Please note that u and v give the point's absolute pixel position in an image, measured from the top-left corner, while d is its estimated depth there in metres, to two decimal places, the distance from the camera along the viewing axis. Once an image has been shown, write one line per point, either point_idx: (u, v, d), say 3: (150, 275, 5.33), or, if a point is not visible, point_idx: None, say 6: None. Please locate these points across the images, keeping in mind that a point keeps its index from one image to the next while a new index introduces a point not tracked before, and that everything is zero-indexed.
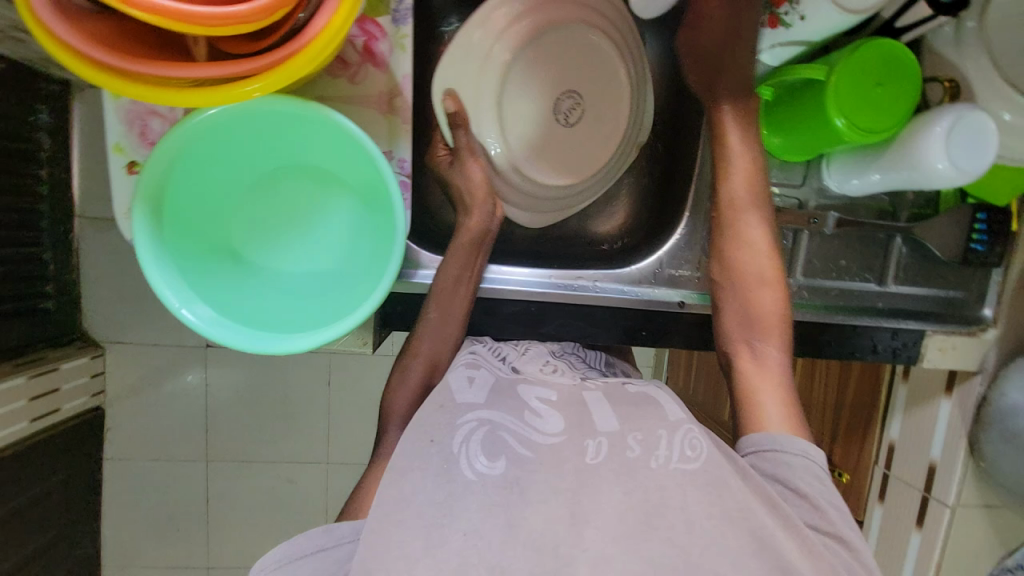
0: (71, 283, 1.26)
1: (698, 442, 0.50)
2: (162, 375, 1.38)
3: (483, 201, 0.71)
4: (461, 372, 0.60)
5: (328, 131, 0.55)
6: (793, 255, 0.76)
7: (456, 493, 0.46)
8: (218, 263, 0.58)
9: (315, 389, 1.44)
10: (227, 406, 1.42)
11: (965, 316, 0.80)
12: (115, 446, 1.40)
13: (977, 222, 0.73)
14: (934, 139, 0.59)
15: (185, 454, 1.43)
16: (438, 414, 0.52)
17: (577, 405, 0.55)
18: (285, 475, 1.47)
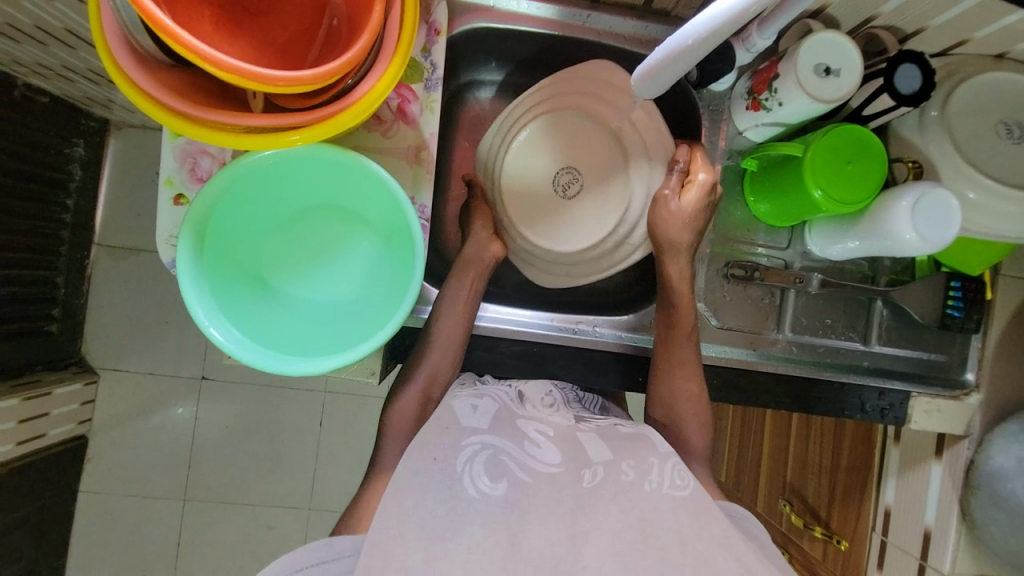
0: (78, 307, 1.32)
1: (685, 472, 0.55)
2: (154, 406, 1.38)
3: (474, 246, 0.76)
4: (465, 399, 0.62)
5: (362, 176, 0.61)
6: (781, 311, 0.81)
7: (459, 510, 0.49)
8: (249, 290, 0.62)
9: (307, 427, 1.43)
10: (216, 441, 1.41)
11: (947, 380, 0.84)
12: (92, 479, 1.37)
13: (952, 290, 0.78)
14: (899, 213, 0.65)
15: (163, 491, 1.39)
16: (442, 435, 0.55)
17: (573, 441, 0.58)
18: (266, 518, 1.42)
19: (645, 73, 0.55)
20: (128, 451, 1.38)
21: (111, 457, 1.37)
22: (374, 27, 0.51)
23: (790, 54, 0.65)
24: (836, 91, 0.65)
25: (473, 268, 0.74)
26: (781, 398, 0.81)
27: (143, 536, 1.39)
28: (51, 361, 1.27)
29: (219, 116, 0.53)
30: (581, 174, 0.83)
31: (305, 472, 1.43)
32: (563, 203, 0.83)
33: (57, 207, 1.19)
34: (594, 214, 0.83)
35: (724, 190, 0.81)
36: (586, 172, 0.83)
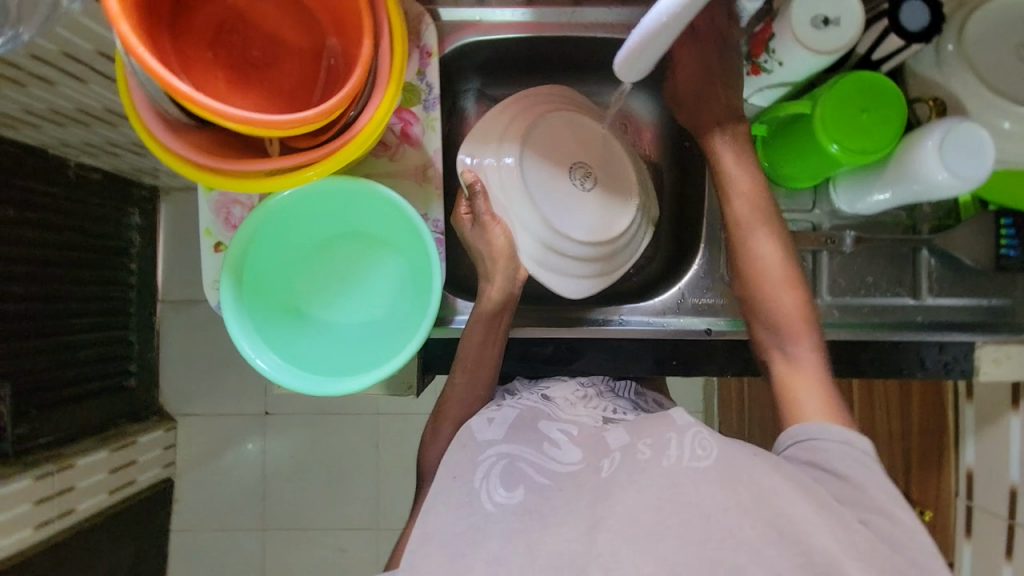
0: (151, 361, 1.45)
1: (707, 441, 0.50)
2: (227, 443, 1.48)
3: (503, 265, 0.72)
4: (484, 414, 0.66)
5: (375, 200, 0.65)
6: (816, 275, 0.77)
7: (477, 524, 0.52)
8: (288, 321, 0.67)
9: (364, 449, 1.49)
10: (283, 471, 1.49)
11: (1016, 325, 0.77)
12: (180, 516, 1.48)
13: (1004, 227, 0.73)
14: (926, 157, 0.62)
15: (243, 522, 1.49)
16: (460, 453, 0.60)
17: (597, 434, 0.59)
18: (337, 541, 1.49)
19: (627, 57, 0.54)
20: (208, 489, 1.49)
21: (194, 495, 1.48)
22: (365, 59, 0.54)
23: (783, 12, 0.63)
24: (836, 41, 0.63)
25: (499, 287, 0.72)
26: (831, 362, 0.78)
27: (230, 567, 1.49)
28: (132, 413, 1.39)
29: (239, 165, 0.57)
30: (591, 164, 0.84)
31: (368, 493, 1.49)
32: (589, 194, 0.83)
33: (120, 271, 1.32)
34: (615, 190, 0.84)
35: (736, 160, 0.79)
36: (591, 161, 0.85)
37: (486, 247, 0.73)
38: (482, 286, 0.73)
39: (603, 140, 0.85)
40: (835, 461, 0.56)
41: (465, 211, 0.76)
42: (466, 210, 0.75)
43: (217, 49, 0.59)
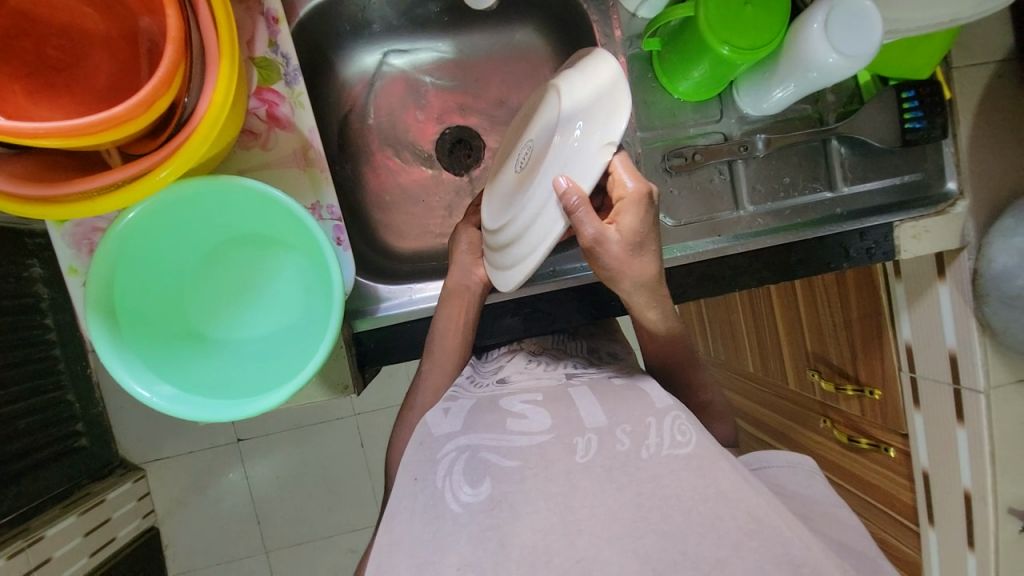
0: (97, 415, 1.33)
1: (686, 427, 0.50)
2: (207, 479, 1.42)
3: (466, 259, 0.70)
4: (439, 406, 0.62)
5: (252, 199, 0.57)
6: (735, 187, 0.76)
7: (446, 529, 0.46)
8: (190, 349, 0.61)
9: (351, 452, 1.46)
10: (270, 493, 1.44)
11: (930, 197, 0.78)
12: (175, 560, 1.42)
13: (907, 101, 0.73)
14: (815, 38, 0.59)
15: (243, 551, 1.45)
16: (418, 452, 0.55)
17: (565, 402, 0.56)
18: (343, 545, 1.47)
19: None
20: (197, 528, 1.42)
21: (184, 537, 1.42)
22: (176, 36, 0.46)
23: None
24: None
25: (463, 281, 0.69)
26: (762, 272, 0.77)
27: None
28: (94, 472, 1.29)
29: (63, 188, 0.48)
30: (533, 136, 0.64)
31: (364, 493, 1.47)
32: (517, 178, 0.63)
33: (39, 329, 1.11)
34: (541, 155, 0.60)
35: (637, 82, 0.74)
36: (531, 133, 0.65)
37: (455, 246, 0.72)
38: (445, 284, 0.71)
39: (545, 100, 0.63)
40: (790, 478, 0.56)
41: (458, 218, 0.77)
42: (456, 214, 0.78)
43: (8, 58, 0.49)
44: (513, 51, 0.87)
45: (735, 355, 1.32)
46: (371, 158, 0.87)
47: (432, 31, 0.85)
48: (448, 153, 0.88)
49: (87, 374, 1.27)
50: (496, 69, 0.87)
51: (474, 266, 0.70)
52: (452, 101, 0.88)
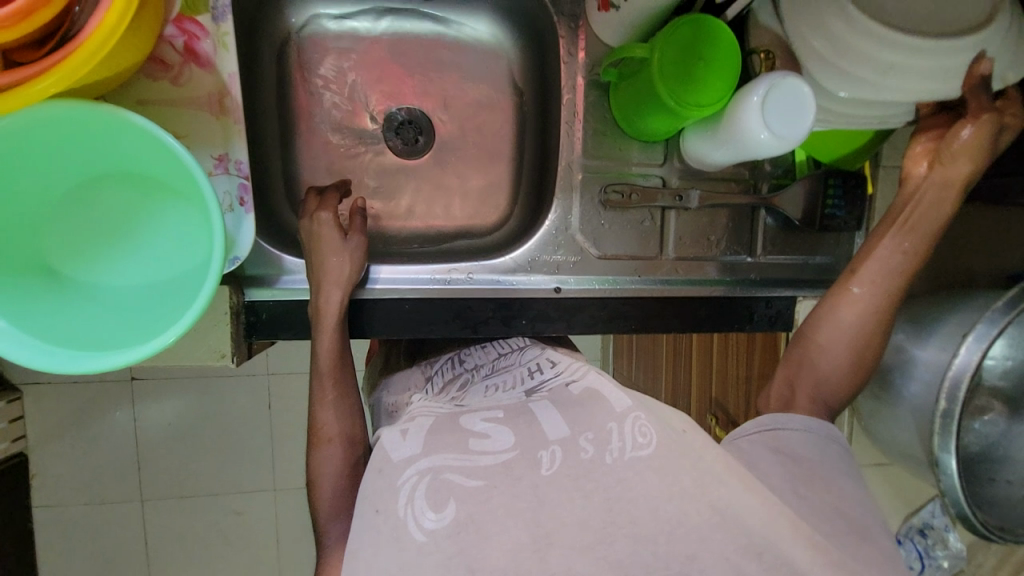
0: None
1: (646, 428, 0.48)
2: (89, 415, 1.31)
3: (334, 287, 0.66)
4: (395, 424, 0.53)
5: (143, 138, 0.52)
6: (663, 233, 0.77)
7: (412, 562, 0.43)
8: (41, 286, 0.53)
9: (255, 413, 1.39)
10: (161, 440, 1.35)
11: (835, 280, 0.83)
12: (42, 493, 1.31)
13: (832, 188, 0.76)
14: (752, 112, 0.60)
15: (119, 495, 1.35)
16: (374, 480, 0.49)
17: (526, 414, 0.52)
18: (230, 506, 1.40)
19: None
20: (71, 466, 1.31)
21: (56, 471, 1.31)
22: None
23: None
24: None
25: (330, 302, 0.66)
26: (670, 321, 0.78)
27: (109, 541, 1.36)
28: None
29: None
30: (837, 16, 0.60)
31: (263, 456, 1.40)
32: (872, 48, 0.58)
33: None
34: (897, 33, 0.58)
35: (591, 107, 0.74)
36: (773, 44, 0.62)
37: (319, 263, 0.67)
38: (312, 301, 0.67)
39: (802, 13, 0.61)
40: (795, 445, 0.59)
41: (326, 212, 0.68)
42: (332, 216, 0.68)
43: None
44: (480, 43, 0.84)
45: (650, 387, 1.36)
46: (311, 119, 0.82)
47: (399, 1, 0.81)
48: (393, 134, 0.84)
49: None
50: (460, 59, 0.84)
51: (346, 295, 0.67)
52: (410, 79, 0.84)
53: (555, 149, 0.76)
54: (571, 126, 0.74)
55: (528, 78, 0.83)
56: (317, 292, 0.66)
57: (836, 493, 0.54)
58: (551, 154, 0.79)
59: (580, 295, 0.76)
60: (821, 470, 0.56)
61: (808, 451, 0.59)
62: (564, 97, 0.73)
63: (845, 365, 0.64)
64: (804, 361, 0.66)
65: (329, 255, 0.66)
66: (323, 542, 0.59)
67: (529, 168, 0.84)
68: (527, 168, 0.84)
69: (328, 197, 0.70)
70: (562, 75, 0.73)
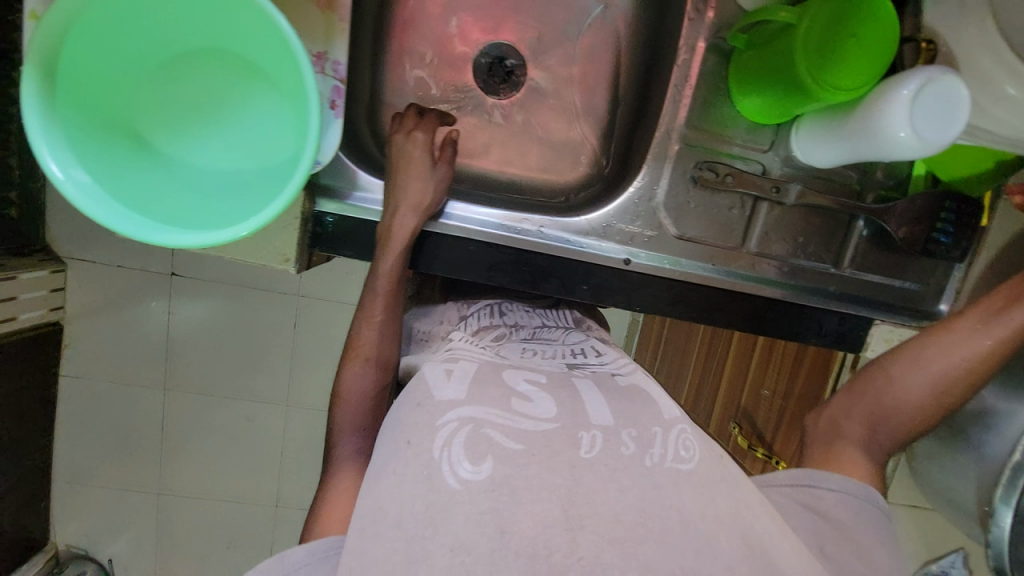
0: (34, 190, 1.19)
1: (689, 442, 0.54)
2: (127, 299, 1.32)
3: (408, 210, 0.64)
4: (439, 364, 0.57)
5: (255, 19, 0.49)
6: (750, 224, 0.73)
7: (441, 505, 0.46)
8: (128, 151, 0.52)
9: (280, 329, 1.40)
10: (191, 336, 1.37)
11: (917, 310, 0.77)
12: (74, 363, 1.34)
13: (945, 213, 0.70)
14: (898, 108, 0.54)
15: (146, 379, 1.38)
16: (415, 413, 0.51)
17: (567, 390, 0.56)
18: (243, 412, 1.43)
19: None
20: (102, 343, 1.34)
21: (90, 344, 1.33)
22: None
23: None
24: None
25: (404, 224, 0.64)
26: (733, 318, 0.76)
27: (128, 421, 1.39)
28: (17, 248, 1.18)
29: None
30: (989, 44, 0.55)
31: (281, 370, 1.42)
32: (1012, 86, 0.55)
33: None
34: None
35: (704, 76, 0.69)
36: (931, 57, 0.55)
37: (399, 182, 0.65)
38: (382, 220, 0.66)
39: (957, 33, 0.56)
40: (829, 507, 0.57)
41: (418, 133, 0.66)
42: (422, 138, 0.66)
43: None
44: None
45: (673, 383, 1.32)
46: (405, 37, 0.78)
47: None
48: (484, 71, 0.80)
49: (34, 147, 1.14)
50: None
51: (416, 220, 0.65)
52: (512, 14, 0.80)
53: (655, 113, 0.72)
54: (679, 90, 0.68)
55: (637, 33, 0.77)
56: (390, 211, 0.65)
57: (863, 559, 0.54)
58: (647, 118, 0.74)
59: (648, 272, 0.73)
60: (850, 534, 0.55)
61: (842, 514, 0.56)
62: (678, 57, 0.68)
63: (915, 413, 0.60)
64: (869, 389, 0.62)
65: (411, 178, 0.65)
66: (357, 461, 0.60)
67: (617, 130, 0.80)
68: (614, 131, 0.80)
69: (426, 115, 0.68)
70: (683, 32, 0.67)
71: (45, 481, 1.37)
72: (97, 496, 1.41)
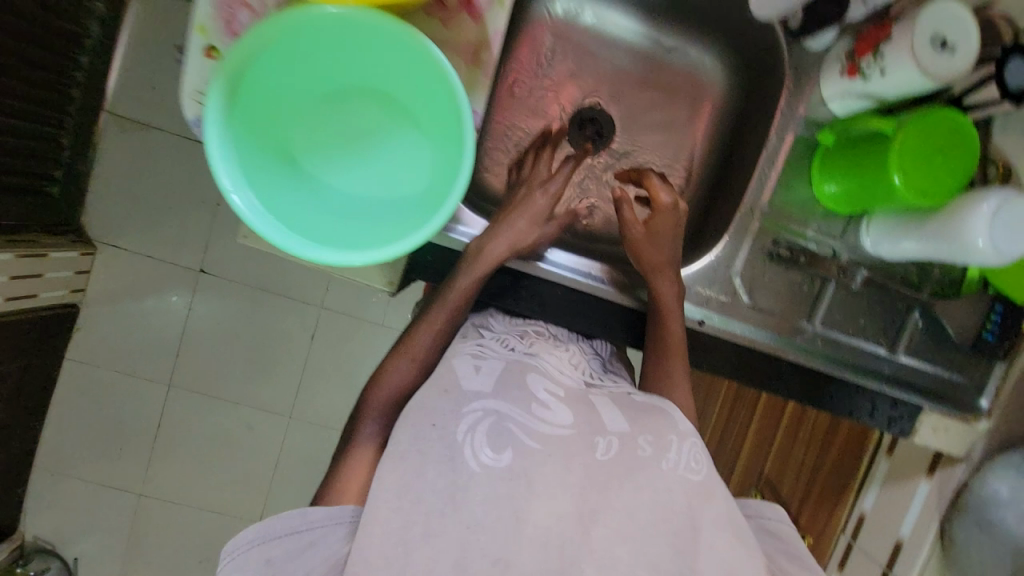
0: (80, 169, 1.15)
1: (701, 456, 0.56)
2: (147, 290, 1.22)
3: (500, 240, 0.69)
4: (467, 359, 0.63)
5: (421, 70, 0.54)
6: (816, 301, 0.78)
7: (461, 484, 0.50)
8: (275, 164, 0.57)
9: (297, 337, 1.27)
10: (206, 336, 1.25)
11: (962, 402, 0.80)
12: (82, 348, 1.23)
13: (992, 315, 0.77)
14: (979, 221, 0.61)
15: (150, 373, 1.26)
16: (442, 400, 0.56)
17: (583, 403, 0.58)
18: (243, 418, 1.28)
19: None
20: (116, 331, 1.23)
21: (103, 330, 1.23)
22: None
23: (910, 19, 0.61)
24: (945, 69, 0.60)
25: (492, 250, 0.69)
26: (794, 389, 0.79)
27: (122, 413, 1.26)
28: (48, 225, 1.11)
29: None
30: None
31: (289, 379, 1.29)
32: None
33: (67, 63, 1.03)
34: None
35: (790, 161, 0.75)
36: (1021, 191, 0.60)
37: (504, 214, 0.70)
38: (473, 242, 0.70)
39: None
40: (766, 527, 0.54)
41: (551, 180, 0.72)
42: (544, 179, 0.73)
43: None
44: (685, 68, 0.86)
45: None
46: (512, 88, 0.84)
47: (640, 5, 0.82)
48: (575, 129, 0.86)
49: (89, 131, 1.14)
50: (663, 76, 0.86)
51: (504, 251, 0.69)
52: (610, 79, 0.86)
53: (741, 188, 0.77)
54: (765, 172, 0.75)
55: (726, 114, 0.84)
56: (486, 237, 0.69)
57: None
58: (730, 191, 0.80)
59: (718, 334, 0.77)
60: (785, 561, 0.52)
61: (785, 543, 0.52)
62: (768, 144, 0.75)
63: None
64: None
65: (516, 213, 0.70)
66: None
67: (695, 197, 0.86)
68: (693, 197, 0.86)
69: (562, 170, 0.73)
70: (775, 123, 0.74)
71: (23, 469, 1.23)
72: (76, 490, 1.28)
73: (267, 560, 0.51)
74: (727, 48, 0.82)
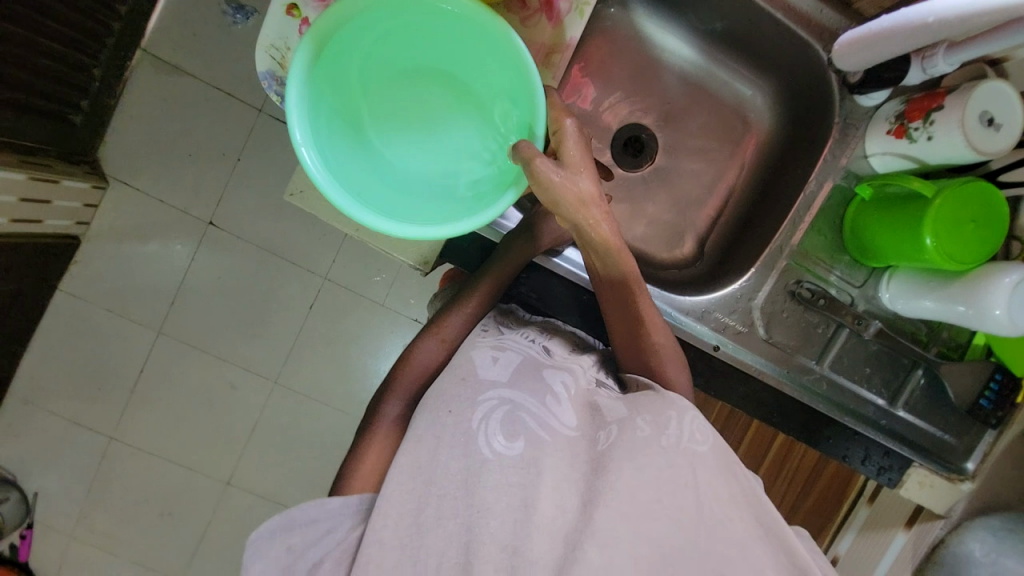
0: (107, 102, 1.14)
1: (705, 427, 0.55)
2: (154, 232, 1.20)
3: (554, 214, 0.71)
4: (486, 349, 0.62)
5: (501, 57, 0.56)
6: (828, 344, 0.80)
7: (475, 469, 0.52)
8: (344, 131, 0.58)
9: (295, 302, 1.24)
10: (206, 288, 1.23)
11: (947, 462, 0.83)
12: (76, 281, 1.20)
13: (991, 382, 0.79)
14: (1000, 291, 0.65)
15: (140, 316, 1.23)
16: (459, 388, 0.57)
17: (590, 400, 0.59)
18: (227, 377, 1.26)
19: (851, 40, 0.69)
20: (117, 270, 1.21)
21: (101, 267, 1.21)
22: None
23: (962, 93, 0.65)
24: (992, 146, 0.64)
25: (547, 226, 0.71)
26: (795, 427, 0.80)
27: (105, 354, 1.23)
28: (66, 152, 1.10)
29: None
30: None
31: (281, 343, 1.26)
32: None
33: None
34: None
35: (823, 209, 0.78)
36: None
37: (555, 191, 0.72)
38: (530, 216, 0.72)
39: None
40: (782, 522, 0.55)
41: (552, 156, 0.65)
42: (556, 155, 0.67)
43: None
44: (733, 102, 0.88)
45: None
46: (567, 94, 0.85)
47: (700, 38, 0.85)
48: (620, 144, 0.88)
49: (124, 65, 1.13)
50: (711, 106, 0.88)
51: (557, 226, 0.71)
52: (661, 101, 0.88)
53: (772, 227, 0.80)
54: (799, 215, 0.78)
55: (767, 153, 0.87)
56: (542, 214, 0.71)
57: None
58: (762, 228, 0.82)
59: (731, 363, 0.78)
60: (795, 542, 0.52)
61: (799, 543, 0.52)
62: (806, 189, 0.77)
63: None
64: None
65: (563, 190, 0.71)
66: None
67: (725, 228, 0.88)
68: (723, 227, 0.88)
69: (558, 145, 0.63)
70: (815, 171, 0.77)
71: None
72: (43, 425, 1.24)
73: (289, 548, 0.54)
74: (779, 89, 0.85)
